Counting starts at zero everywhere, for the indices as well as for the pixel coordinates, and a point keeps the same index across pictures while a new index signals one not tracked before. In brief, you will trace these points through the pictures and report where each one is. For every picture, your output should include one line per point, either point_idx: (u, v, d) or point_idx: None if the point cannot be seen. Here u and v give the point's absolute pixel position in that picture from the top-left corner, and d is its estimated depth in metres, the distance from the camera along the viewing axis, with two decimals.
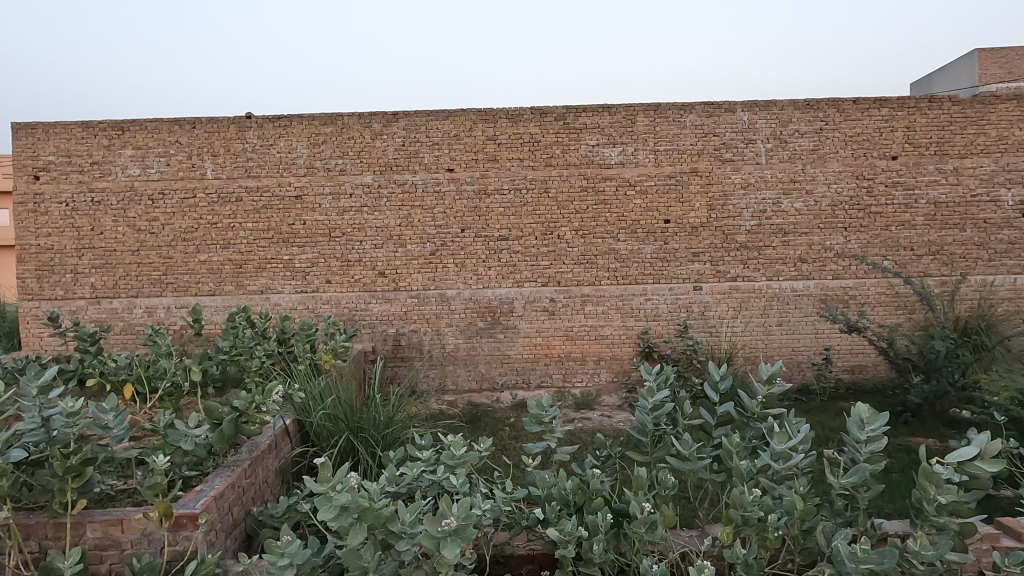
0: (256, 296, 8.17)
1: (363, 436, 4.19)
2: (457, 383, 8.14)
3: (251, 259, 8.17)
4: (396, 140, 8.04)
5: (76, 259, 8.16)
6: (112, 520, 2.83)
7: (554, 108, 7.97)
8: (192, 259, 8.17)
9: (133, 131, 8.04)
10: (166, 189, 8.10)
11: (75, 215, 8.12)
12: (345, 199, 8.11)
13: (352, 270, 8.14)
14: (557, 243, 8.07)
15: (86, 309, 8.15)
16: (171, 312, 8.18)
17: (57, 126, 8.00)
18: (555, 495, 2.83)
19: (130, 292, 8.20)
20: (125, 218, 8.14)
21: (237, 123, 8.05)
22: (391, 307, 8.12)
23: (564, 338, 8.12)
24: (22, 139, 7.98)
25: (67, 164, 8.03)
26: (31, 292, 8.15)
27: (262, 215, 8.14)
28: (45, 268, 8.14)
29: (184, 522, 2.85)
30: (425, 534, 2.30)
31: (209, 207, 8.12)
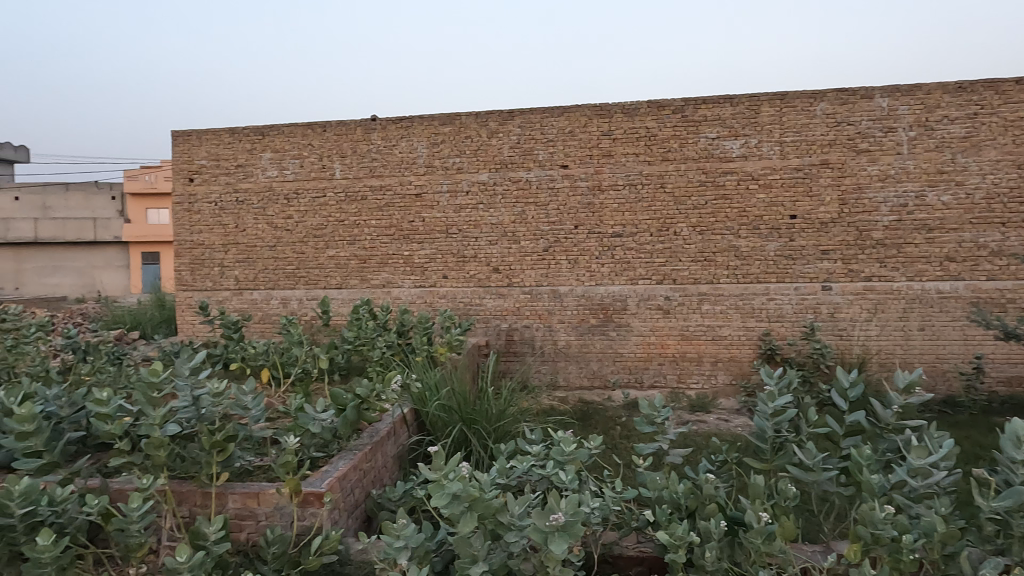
0: (378, 289, 8.59)
1: (476, 428, 4.30)
2: (569, 380, 8.13)
3: (374, 255, 8.61)
4: (511, 137, 8.16)
5: (223, 253, 8.97)
6: (250, 493, 3.09)
7: (672, 101, 7.75)
8: (322, 254, 8.73)
9: (272, 135, 8.71)
10: (300, 188, 8.71)
11: (223, 214, 8.93)
12: (462, 196, 8.33)
13: (467, 265, 8.37)
14: (673, 240, 7.86)
15: (231, 300, 8.95)
16: (303, 304, 8.78)
17: (209, 133, 8.85)
18: (666, 498, 2.77)
19: (268, 284, 8.89)
20: (264, 216, 8.83)
21: (364, 125, 8.51)
22: (505, 303, 8.26)
23: (679, 338, 7.89)
24: (180, 146, 8.91)
25: (216, 167, 8.86)
26: (185, 283, 9.06)
27: (385, 213, 8.54)
28: (197, 262, 9.02)
29: (312, 499, 3.06)
30: (534, 527, 2.32)
31: (338, 205, 8.65)
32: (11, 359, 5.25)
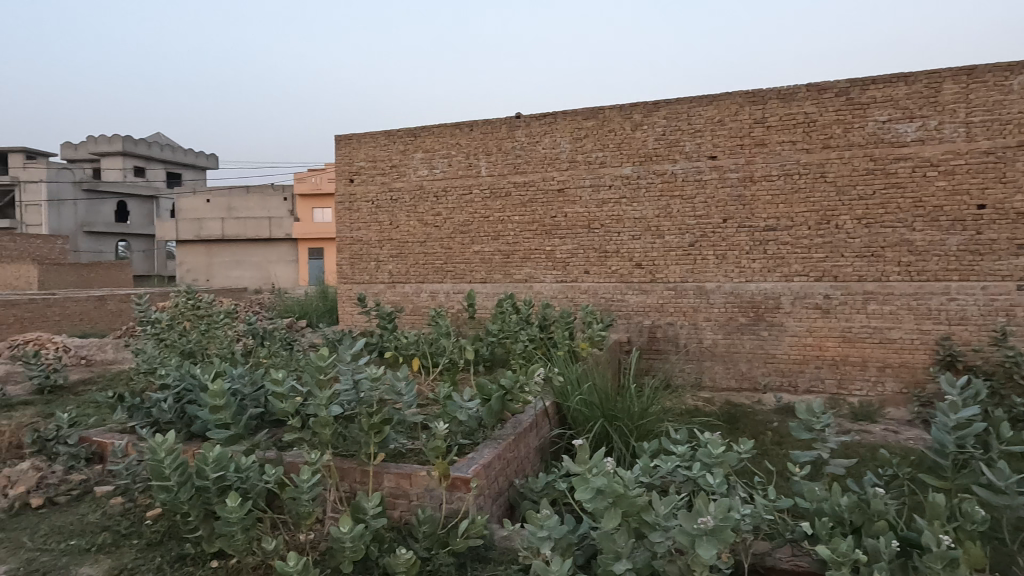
0: (521, 284, 8.77)
1: (618, 424, 4.26)
2: (715, 380, 7.80)
3: (517, 250, 8.79)
4: (656, 129, 7.96)
5: (379, 249, 9.59)
6: (403, 474, 3.29)
7: (834, 83, 7.17)
8: (468, 250, 9.06)
9: (423, 136, 9.18)
10: (448, 186, 9.10)
11: (379, 212, 9.55)
12: (605, 191, 8.27)
13: (609, 261, 8.29)
14: (834, 233, 7.27)
15: (385, 292, 9.56)
16: (450, 297, 9.17)
17: (367, 137, 9.51)
18: (826, 510, 2.57)
19: (418, 278, 9.38)
20: (416, 213, 9.33)
21: (509, 123, 8.70)
22: (647, 299, 8.09)
23: (839, 339, 7.28)
24: (342, 149, 9.66)
25: (374, 168, 9.50)
26: (346, 276, 9.81)
27: (528, 209, 8.69)
28: (356, 257, 9.73)
29: (459, 483, 3.19)
30: (680, 529, 2.25)
31: (483, 202, 8.93)
32: (205, 341, 5.99)
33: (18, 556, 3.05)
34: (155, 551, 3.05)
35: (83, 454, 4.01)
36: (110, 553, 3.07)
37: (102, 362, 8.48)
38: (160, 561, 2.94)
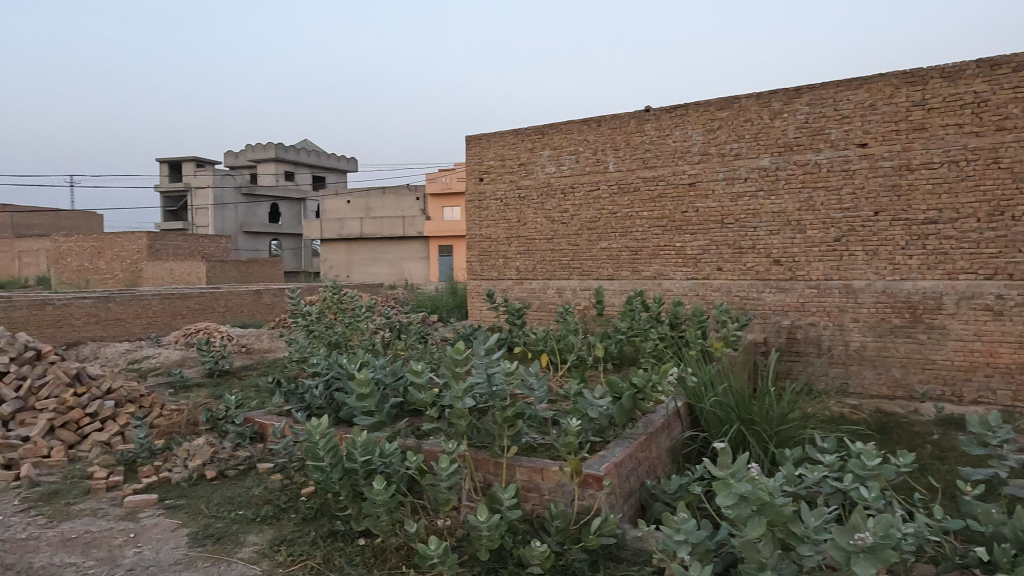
0: (649, 281, 8.61)
1: (756, 429, 4.07)
2: (863, 387, 7.21)
3: (646, 246, 8.62)
4: (798, 117, 7.48)
5: (507, 246, 9.78)
6: (535, 468, 3.34)
7: (1012, 56, 6.39)
8: (595, 246, 9.02)
9: (550, 134, 9.26)
10: (576, 183, 9.11)
11: (507, 210, 9.74)
12: (740, 183, 7.90)
13: (744, 257, 7.92)
14: (1009, 226, 6.48)
15: (513, 288, 9.75)
16: (577, 294, 9.18)
17: (496, 136, 9.73)
18: (1005, 535, 2.32)
19: (545, 275, 9.47)
20: (543, 210, 9.42)
21: (638, 117, 8.55)
22: (786, 297, 7.64)
23: (1015, 345, 6.48)
24: (473, 149, 9.96)
25: (502, 167, 9.71)
26: (475, 273, 10.10)
27: (657, 204, 8.50)
28: (485, 254, 9.99)
29: (591, 481, 3.20)
30: (834, 544, 2.11)
31: (611, 198, 8.85)
32: (349, 332, 6.42)
33: (197, 521, 3.43)
34: (310, 525, 3.31)
35: (248, 433, 4.42)
36: (272, 524, 3.37)
37: (259, 350, 9.33)
38: (313, 535, 3.18)
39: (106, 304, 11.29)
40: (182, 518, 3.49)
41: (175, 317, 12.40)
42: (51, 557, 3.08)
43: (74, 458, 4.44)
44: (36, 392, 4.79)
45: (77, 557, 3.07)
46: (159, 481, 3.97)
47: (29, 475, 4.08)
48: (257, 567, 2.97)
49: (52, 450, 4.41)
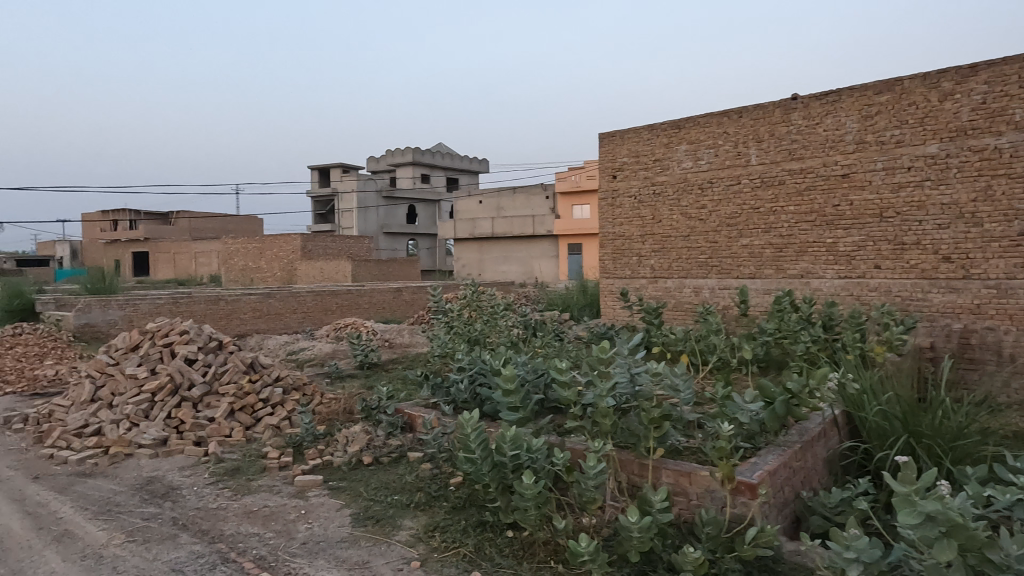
0: (796, 280, 8.11)
1: (928, 444, 3.68)
2: None
3: (792, 243, 8.13)
4: (974, 97, 6.70)
5: (641, 244, 9.61)
6: (682, 472, 3.26)
7: None
8: (735, 243, 8.64)
9: (688, 127, 8.99)
10: (714, 178, 8.78)
11: (641, 207, 9.58)
12: (901, 173, 7.23)
13: (906, 254, 7.22)
14: None
15: (647, 287, 9.58)
16: (715, 293, 8.85)
17: (631, 132, 9.60)
18: None
19: (681, 273, 9.21)
20: (680, 207, 9.16)
21: (783, 106, 8.09)
22: (958, 299, 6.84)
23: None
24: (606, 146, 9.89)
25: (637, 163, 9.56)
26: (608, 271, 10.02)
27: (805, 197, 7.99)
28: (619, 252, 9.88)
29: (743, 488, 3.07)
30: None
31: (753, 192, 8.43)
32: (488, 329, 6.61)
33: (358, 502, 3.69)
34: (460, 514, 3.45)
35: (399, 423, 4.64)
36: (425, 511, 3.55)
37: (401, 344, 9.84)
38: (464, 524, 3.31)
39: (268, 299, 12.42)
40: (344, 499, 3.77)
41: (326, 312, 13.39)
42: (238, 526, 3.45)
43: (251, 438, 4.93)
44: (219, 377, 5.37)
45: (259, 528, 3.42)
46: (322, 463, 4.31)
47: (216, 452, 4.58)
48: (414, 550, 3.14)
49: (232, 430, 4.93)
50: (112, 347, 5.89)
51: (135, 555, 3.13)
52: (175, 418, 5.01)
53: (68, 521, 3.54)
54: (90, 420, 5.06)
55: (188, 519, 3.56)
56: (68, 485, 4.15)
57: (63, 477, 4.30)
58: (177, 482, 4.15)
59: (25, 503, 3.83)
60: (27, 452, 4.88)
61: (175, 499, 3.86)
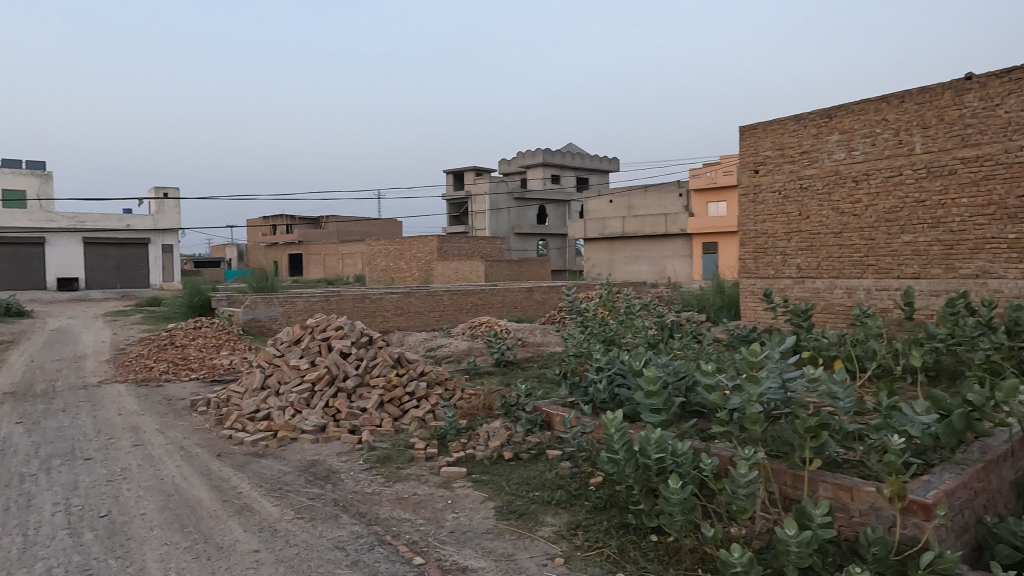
0: (969, 281, 7.28)
1: None
2: None
3: (964, 239, 7.31)
4: None
5: (786, 241, 9.06)
6: (843, 485, 3.03)
7: None
8: (896, 240, 7.91)
9: (839, 116, 8.37)
10: (871, 169, 8.10)
11: (786, 202, 9.03)
12: None
13: None
14: None
15: (793, 288, 9.02)
16: (872, 294, 8.15)
17: (775, 124, 9.10)
18: None
19: (832, 273, 8.57)
20: (830, 201, 8.54)
21: (954, 87, 7.30)
22: None
23: None
24: (747, 140, 9.43)
25: (781, 156, 9.03)
26: (749, 271, 9.55)
27: (982, 188, 7.15)
28: (761, 250, 9.38)
29: (916, 508, 2.80)
30: None
31: (917, 184, 7.68)
32: (623, 329, 6.53)
33: (501, 496, 3.79)
34: (602, 514, 3.43)
35: (538, 421, 4.69)
36: (566, 509, 3.57)
37: (534, 343, 9.98)
38: (606, 524, 3.30)
39: (409, 298, 13.08)
40: (488, 492, 3.88)
41: (462, 310, 13.87)
42: (391, 511, 3.67)
43: (398, 429, 5.22)
44: (370, 371, 5.74)
45: (411, 514, 3.61)
46: (465, 456, 4.47)
47: (368, 441, 4.90)
48: (557, 547, 3.17)
49: (382, 421, 5.25)
50: (278, 340, 6.47)
51: (304, 531, 3.42)
52: (332, 407, 5.41)
53: (246, 496, 3.94)
54: (261, 406, 5.60)
55: (347, 502, 3.83)
56: (245, 464, 4.62)
57: (240, 456, 4.80)
58: (336, 467, 4.48)
59: (211, 477, 4.31)
60: (210, 432, 5.49)
61: (335, 482, 4.17)
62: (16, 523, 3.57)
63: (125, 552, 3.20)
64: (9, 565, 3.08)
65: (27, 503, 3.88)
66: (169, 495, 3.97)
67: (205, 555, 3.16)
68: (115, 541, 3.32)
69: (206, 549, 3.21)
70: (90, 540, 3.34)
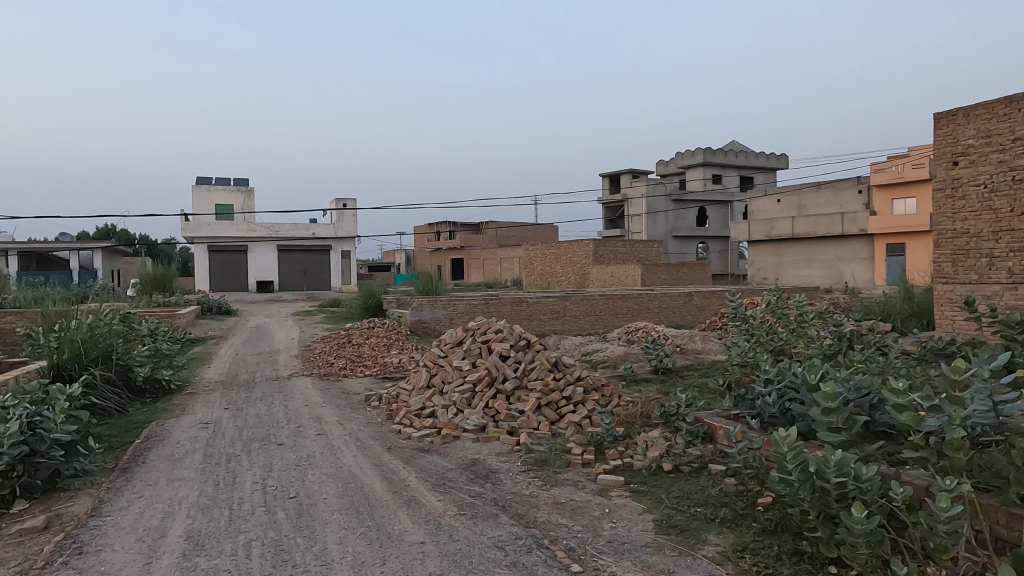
0: None
1: None
2: None
3: None
4: None
5: (993, 242, 7.91)
6: None
7: None
8: None
9: None
10: None
11: (994, 197, 7.88)
12: None
13: None
14: None
15: (1002, 295, 7.85)
16: None
17: (979, 108, 8.00)
18: None
19: None
20: None
21: None
22: None
23: None
24: (944, 128, 8.38)
25: (987, 145, 7.91)
26: (946, 275, 8.46)
27: None
28: (960, 252, 8.26)
29: None
30: None
31: None
32: (794, 338, 6.07)
33: (660, 509, 3.67)
34: (772, 538, 3.19)
35: (700, 432, 4.46)
36: (731, 528, 3.37)
37: (693, 350, 9.60)
38: (777, 549, 3.06)
39: (564, 302, 13.18)
40: (646, 503, 3.78)
41: (618, 315, 13.73)
42: (549, 515, 3.69)
43: (555, 433, 5.26)
44: (528, 374, 5.84)
45: (568, 520, 3.61)
46: (623, 465, 4.39)
47: (526, 443, 4.99)
48: (722, 569, 3.00)
49: (540, 424, 5.32)
50: (442, 341, 6.81)
51: (466, 527, 3.55)
52: (492, 407, 5.58)
53: (414, 489, 4.17)
54: (426, 403, 5.92)
55: (506, 502, 3.92)
56: (412, 458, 4.90)
57: (408, 450, 5.11)
58: (496, 467, 4.61)
59: (383, 468, 4.62)
60: (382, 425, 5.90)
61: (494, 481, 4.29)
62: (224, 498, 4.07)
63: (311, 532, 3.53)
64: (219, 534, 3.52)
65: (233, 480, 4.41)
66: (347, 483, 4.32)
67: (378, 542, 3.38)
68: (302, 521, 3.67)
69: (379, 537, 3.44)
70: (282, 518, 3.72)
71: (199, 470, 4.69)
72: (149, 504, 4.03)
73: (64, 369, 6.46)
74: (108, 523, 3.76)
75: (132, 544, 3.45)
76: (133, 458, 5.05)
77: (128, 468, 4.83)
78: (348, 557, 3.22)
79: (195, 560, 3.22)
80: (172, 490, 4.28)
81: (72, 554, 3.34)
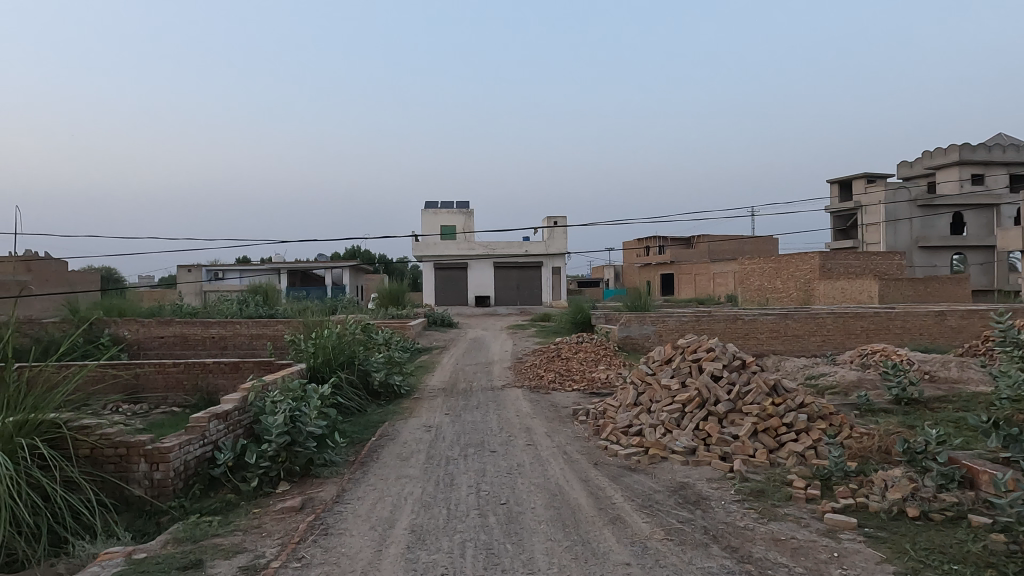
0: None
1: None
2: None
3: None
4: None
5: None
6: None
7: None
8: None
9: None
10: None
11: None
12: None
13: None
14: None
15: None
16: None
17: None
18: None
19: None
20: None
21: None
22: None
23: None
24: None
25: None
26: None
27: None
28: None
29: None
30: None
31: None
32: None
33: (902, 560, 3.19)
34: None
35: (955, 476, 3.86)
36: None
37: (947, 379, 8.26)
38: None
39: (785, 321, 12.18)
40: (885, 552, 3.31)
41: (850, 336, 12.33)
42: (766, 552, 3.40)
43: (774, 462, 4.86)
44: (743, 397, 5.49)
45: (788, 560, 3.29)
46: (856, 505, 3.88)
47: (741, 471, 4.67)
48: None
49: (756, 451, 4.95)
50: (651, 358, 6.67)
51: (674, 554, 3.41)
52: (703, 430, 5.31)
53: (620, 508, 4.11)
54: (634, 421, 5.83)
55: (718, 532, 3.69)
56: (619, 476, 4.85)
57: (615, 468, 5.06)
58: (707, 493, 4.37)
59: (589, 484, 4.64)
60: (588, 440, 5.93)
61: (705, 509, 4.07)
62: (443, 497, 4.38)
63: (520, 539, 3.64)
64: (438, 531, 3.79)
65: (451, 482, 4.73)
66: (554, 494, 4.41)
67: (583, 557, 3.38)
68: (512, 528, 3.81)
69: (584, 552, 3.44)
70: (494, 523, 3.89)
71: (423, 469, 5.11)
72: (381, 496, 4.49)
73: (318, 372, 7.49)
74: (348, 510, 4.25)
75: (367, 531, 3.86)
76: (370, 454, 5.66)
77: (365, 463, 5.42)
78: (553, 568, 3.27)
79: (417, 553, 3.50)
80: (401, 485, 4.72)
81: (319, 534, 3.84)
